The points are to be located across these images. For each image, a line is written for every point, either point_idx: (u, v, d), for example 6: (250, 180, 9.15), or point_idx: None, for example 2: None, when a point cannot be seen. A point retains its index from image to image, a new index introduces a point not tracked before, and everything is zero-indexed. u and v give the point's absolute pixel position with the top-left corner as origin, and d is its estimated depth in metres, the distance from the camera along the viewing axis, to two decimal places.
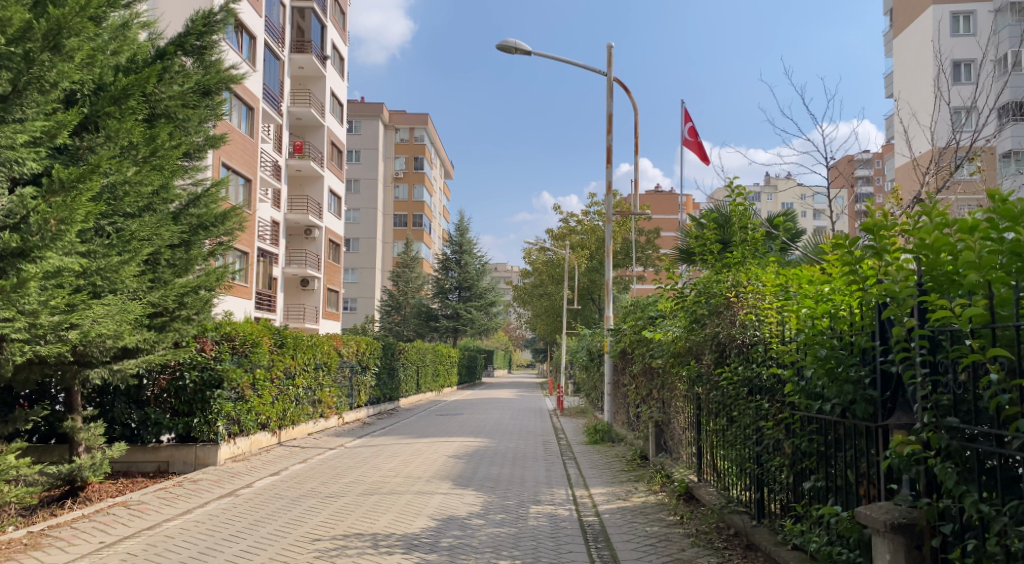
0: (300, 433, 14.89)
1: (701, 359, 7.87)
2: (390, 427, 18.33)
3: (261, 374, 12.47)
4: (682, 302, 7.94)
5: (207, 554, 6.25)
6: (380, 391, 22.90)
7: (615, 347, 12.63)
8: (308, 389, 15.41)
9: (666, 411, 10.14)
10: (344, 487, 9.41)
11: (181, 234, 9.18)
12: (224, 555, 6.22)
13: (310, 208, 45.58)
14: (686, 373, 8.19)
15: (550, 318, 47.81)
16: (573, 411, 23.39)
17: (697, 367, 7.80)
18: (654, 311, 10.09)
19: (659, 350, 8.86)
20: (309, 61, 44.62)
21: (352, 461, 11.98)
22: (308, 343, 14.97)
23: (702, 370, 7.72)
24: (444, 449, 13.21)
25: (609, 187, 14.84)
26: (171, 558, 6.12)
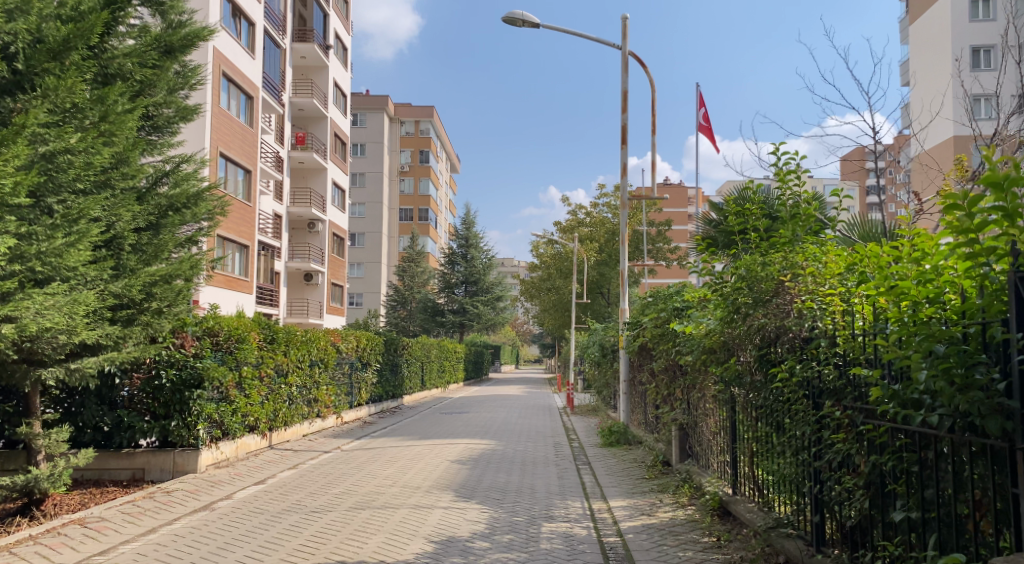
0: (294, 435, 13.89)
1: (740, 356, 6.86)
2: (392, 427, 17.37)
3: (248, 373, 11.53)
4: (718, 289, 6.92)
5: (218, 554, 6.23)
6: (382, 388, 21.96)
7: (632, 344, 11.63)
8: (302, 388, 14.41)
9: (693, 414, 9.12)
10: (333, 499, 8.45)
11: (146, 216, 8.22)
12: (235, 555, 6.19)
13: (313, 201, 44.65)
14: (721, 372, 7.19)
15: (559, 312, 46.73)
16: (583, 409, 22.43)
17: (736, 364, 6.77)
18: (680, 302, 9.06)
19: (688, 344, 7.83)
20: (311, 49, 43.64)
21: (347, 468, 10.99)
22: (302, 338, 14.03)
23: (741, 368, 6.70)
24: (447, 453, 12.21)
25: (625, 172, 13.82)
26: (183, 558, 6.09)
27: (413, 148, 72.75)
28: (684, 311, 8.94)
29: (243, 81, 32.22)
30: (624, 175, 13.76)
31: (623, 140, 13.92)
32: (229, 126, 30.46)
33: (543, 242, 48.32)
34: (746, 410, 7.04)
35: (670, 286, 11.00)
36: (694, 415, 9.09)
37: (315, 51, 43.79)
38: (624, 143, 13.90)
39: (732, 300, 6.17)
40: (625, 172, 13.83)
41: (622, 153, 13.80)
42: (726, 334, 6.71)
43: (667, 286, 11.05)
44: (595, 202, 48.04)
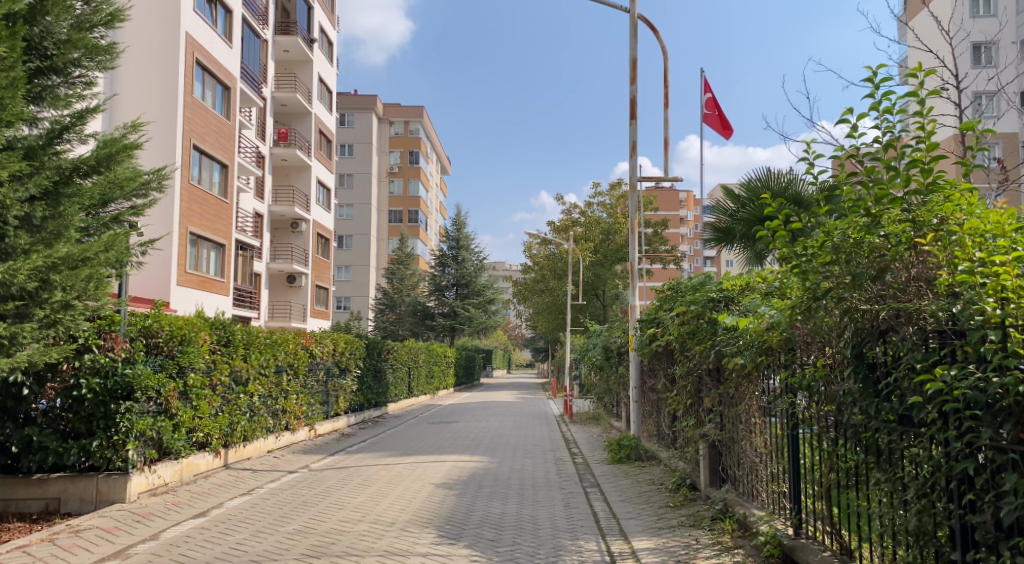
0: (257, 452, 12.07)
1: (816, 356, 5.16)
2: (372, 441, 15.57)
3: (196, 381, 9.76)
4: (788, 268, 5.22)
5: (230, 554, 6.34)
6: (364, 397, 20.17)
7: (650, 344, 10.01)
8: (266, 397, 12.60)
9: (733, 425, 7.40)
10: (284, 541, 6.70)
11: (37, 181, 6.38)
12: (248, 555, 6.30)
13: (296, 199, 42.82)
14: (788, 378, 5.48)
15: (553, 315, 45.19)
16: (584, 417, 20.69)
17: (819, 367, 5.08)
18: (718, 292, 7.34)
19: (741, 341, 6.14)
20: (294, 42, 41.90)
21: (312, 494, 9.26)
22: (266, 341, 12.32)
23: (821, 374, 5.00)
24: (432, 473, 10.48)
25: (635, 150, 12.20)
26: (196, 558, 6.22)
27: (402, 148, 70.99)
28: (727, 303, 7.24)
29: (220, 70, 30.36)
30: (635, 153, 12.14)
31: (631, 115, 12.38)
32: (203, 118, 28.66)
33: (536, 242, 46.48)
34: (818, 426, 5.36)
35: (693, 275, 9.36)
36: (735, 429, 7.37)
37: (298, 44, 41.96)
38: (632, 118, 12.34)
39: (820, 276, 4.45)
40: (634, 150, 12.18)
41: (630, 129, 12.22)
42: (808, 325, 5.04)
43: (688, 275, 9.40)
44: (590, 201, 46.51)
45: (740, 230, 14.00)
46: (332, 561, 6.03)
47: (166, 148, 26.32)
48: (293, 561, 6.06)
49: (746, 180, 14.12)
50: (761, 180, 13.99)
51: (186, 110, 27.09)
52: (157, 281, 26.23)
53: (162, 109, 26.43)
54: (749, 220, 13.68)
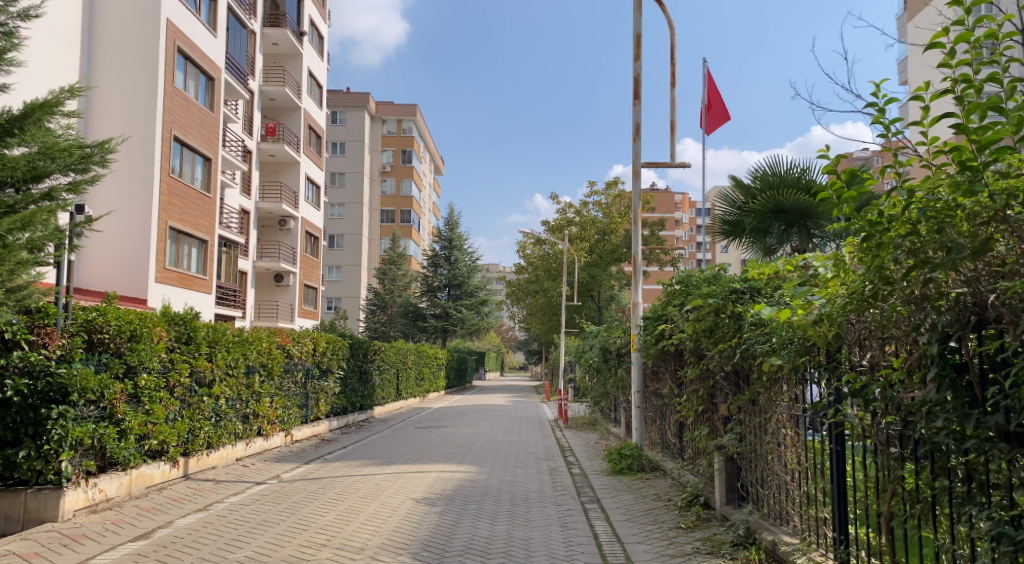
0: (223, 460, 11.00)
1: (883, 355, 4.15)
2: (354, 448, 14.50)
3: (147, 383, 8.65)
4: (846, 248, 4.18)
5: (221, 552, 6.31)
6: (347, 400, 19.13)
7: (658, 345, 9.00)
8: (234, 401, 11.53)
9: (758, 436, 6.41)
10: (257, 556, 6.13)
11: None
12: (239, 554, 6.25)
13: (284, 196, 41.74)
14: (844, 381, 4.47)
15: (546, 316, 44.27)
16: (579, 422, 19.72)
17: (886, 369, 4.09)
18: (742, 283, 6.33)
19: (774, 338, 5.15)
20: (284, 35, 40.86)
21: (277, 509, 8.23)
22: (234, 338, 11.29)
23: (891, 378, 4.00)
24: (414, 485, 9.49)
25: (638, 134, 11.30)
26: (185, 557, 6.15)
27: (395, 148, 69.92)
28: (752, 295, 6.20)
29: (204, 60, 29.26)
30: (638, 137, 11.24)
31: (634, 95, 11.48)
32: (185, 109, 27.59)
33: (530, 242, 45.47)
34: (877, 441, 4.36)
35: (706, 268, 8.37)
36: (761, 441, 6.39)
37: (287, 37, 40.93)
38: (636, 98, 11.44)
39: (894, 253, 3.43)
40: (637, 133, 11.27)
41: (634, 110, 11.31)
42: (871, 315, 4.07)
43: (700, 267, 8.40)
44: (585, 201, 45.63)
45: (750, 222, 13.12)
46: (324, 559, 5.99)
47: (142, 137, 25.34)
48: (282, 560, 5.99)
49: (757, 169, 13.21)
50: (773, 170, 13.10)
51: (166, 100, 26.01)
52: (117, 274, 25.19)
53: (142, 97, 25.43)
54: (759, 210, 12.80)
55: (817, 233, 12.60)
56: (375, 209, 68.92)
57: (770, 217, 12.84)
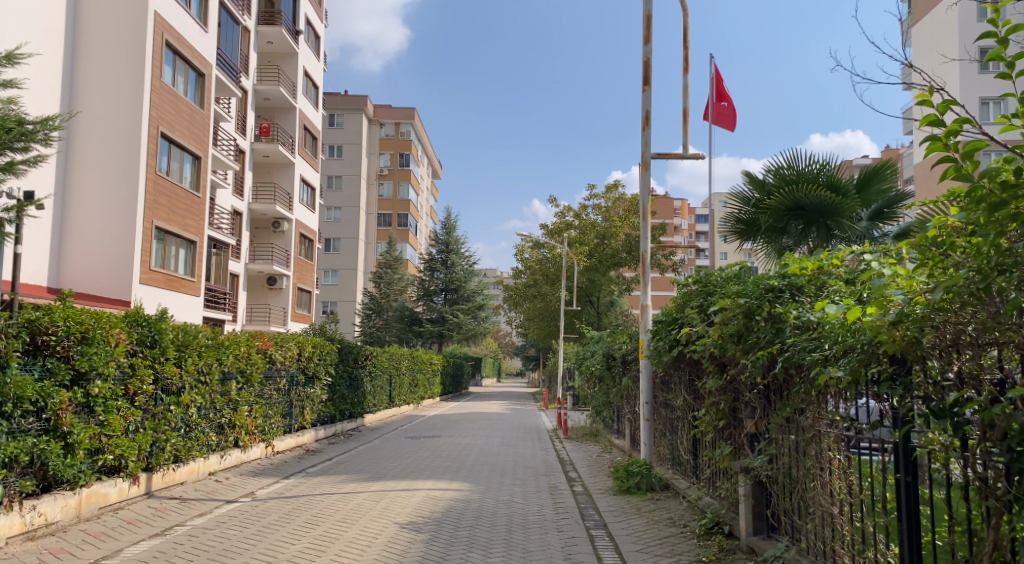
0: (193, 475, 10.05)
1: (988, 368, 3.26)
2: (340, 460, 13.57)
3: (100, 390, 7.70)
4: (945, 232, 3.27)
5: (228, 554, 6.52)
6: (335, 408, 18.18)
7: (675, 350, 8.08)
8: (207, 410, 10.59)
9: (797, 459, 5.52)
10: (265, 554, 6.52)
11: None
12: (244, 555, 6.48)
13: (277, 197, 40.83)
14: (935, 401, 3.54)
15: (545, 322, 43.43)
16: (579, 433, 18.81)
17: (993, 387, 3.21)
18: (782, 280, 5.40)
19: (831, 345, 4.25)
20: (279, 33, 40.03)
21: (248, 530, 7.46)
22: (207, 342, 10.39)
23: (1005, 400, 3.10)
24: (401, 504, 8.68)
25: (648, 122, 10.50)
26: (196, 557, 6.38)
27: (393, 151, 69.10)
28: (793, 295, 5.29)
29: (194, 55, 28.39)
30: (648, 125, 10.43)
31: (644, 81, 10.65)
32: (173, 105, 26.69)
33: (529, 246, 44.60)
34: (967, 476, 3.46)
35: (727, 268, 7.49)
36: (800, 464, 5.50)
37: (282, 36, 40.11)
38: (645, 84, 10.62)
39: None
40: (647, 121, 10.47)
41: (643, 97, 10.50)
42: (979, 312, 3.17)
43: (720, 267, 7.50)
44: (585, 205, 44.85)
45: (766, 221, 12.23)
46: (328, 560, 6.24)
47: (128, 134, 24.46)
48: (288, 560, 6.26)
49: (772, 164, 12.35)
50: (790, 164, 12.28)
51: (153, 96, 25.06)
52: (97, 275, 24.17)
53: (128, 92, 24.54)
54: (775, 208, 11.96)
55: (837, 233, 11.82)
56: (372, 212, 68.01)
57: (787, 215, 12.02)
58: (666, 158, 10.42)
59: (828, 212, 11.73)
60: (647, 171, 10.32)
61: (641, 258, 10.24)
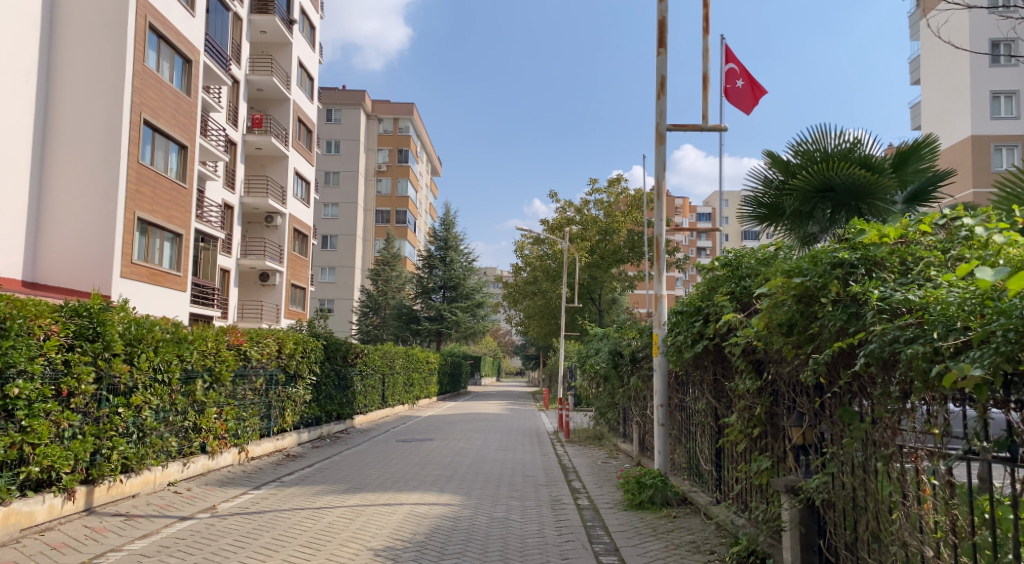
0: (148, 487, 8.87)
1: None
2: (320, 466, 12.39)
3: (21, 390, 6.52)
4: None
5: (220, 555, 6.35)
6: (321, 408, 16.99)
7: (700, 345, 6.89)
8: (166, 413, 9.39)
9: (864, 480, 4.46)
10: (257, 554, 6.35)
11: None
12: (237, 556, 6.31)
13: (270, 190, 39.54)
14: None
15: (545, 320, 42.24)
16: (582, 436, 17.62)
17: None
18: (858, 255, 4.18)
19: (952, 337, 3.09)
20: (272, 22, 38.79)
21: (208, 549, 6.55)
22: (164, 336, 9.19)
23: None
24: (381, 522, 7.60)
25: (664, 89, 9.33)
26: (185, 558, 6.21)
27: (391, 147, 67.85)
28: (868, 271, 4.10)
29: (180, 39, 27.16)
30: (664, 92, 9.27)
31: (659, 42, 9.44)
32: (157, 91, 25.45)
33: (529, 242, 43.37)
34: None
35: (761, 248, 6.37)
36: (867, 485, 4.45)
37: (276, 25, 38.93)
38: (661, 46, 9.43)
39: None
40: (663, 87, 9.30)
41: (658, 61, 9.32)
42: None
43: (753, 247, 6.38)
44: (586, 200, 43.77)
45: (791, 205, 11.03)
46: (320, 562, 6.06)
47: (107, 120, 23.26)
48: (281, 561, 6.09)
49: (798, 143, 11.22)
50: (818, 145, 11.08)
51: (135, 81, 23.85)
52: (77, 269, 23.04)
53: (109, 76, 23.36)
54: (802, 190, 10.70)
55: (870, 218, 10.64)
56: (370, 209, 66.78)
57: (814, 198, 10.76)
58: (685, 129, 9.23)
59: (862, 194, 10.50)
60: (662, 145, 9.14)
61: (655, 242, 8.99)
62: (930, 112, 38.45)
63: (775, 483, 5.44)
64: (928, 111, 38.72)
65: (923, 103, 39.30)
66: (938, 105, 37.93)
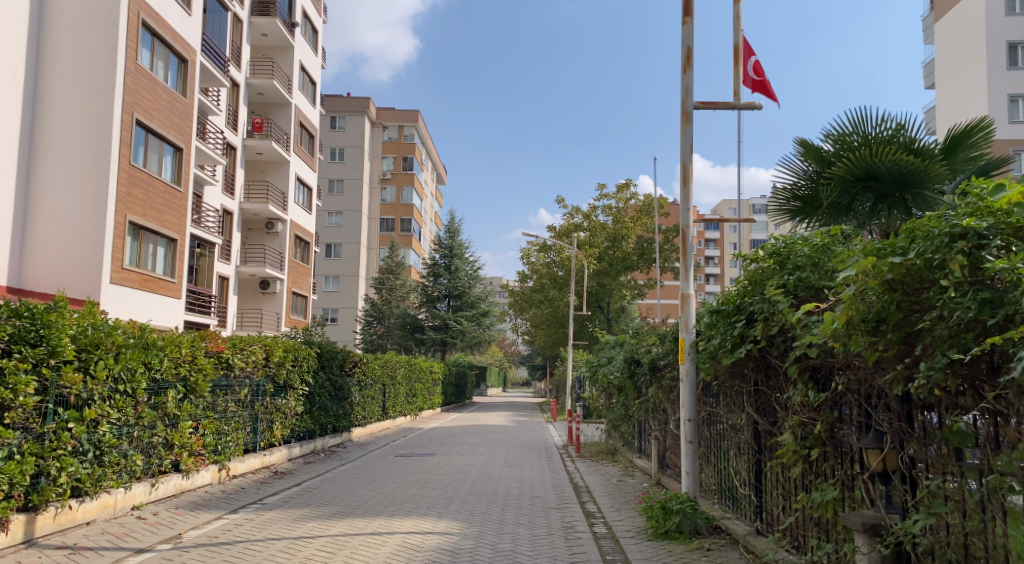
0: (106, 512, 7.81)
1: None
2: (311, 485, 11.37)
3: None
4: None
5: (246, 555, 6.72)
6: (315, 422, 15.91)
7: (743, 350, 5.80)
8: (129, 428, 8.32)
9: (985, 524, 3.40)
10: (282, 552, 6.76)
11: None
12: (262, 555, 6.70)
13: (271, 196, 38.63)
14: None
15: (552, 329, 41.02)
16: (594, 451, 16.45)
17: None
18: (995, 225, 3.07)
19: None
20: (273, 25, 37.94)
21: None
22: (127, 342, 8.14)
23: None
24: (369, 554, 6.65)
25: (689, 62, 8.30)
26: (216, 558, 6.60)
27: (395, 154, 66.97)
28: (1006, 246, 3.03)
29: (176, 39, 26.31)
30: (690, 67, 8.25)
31: (684, 12, 8.43)
32: (151, 91, 24.57)
33: (535, 249, 42.35)
34: None
35: (818, 235, 5.36)
36: (988, 529, 3.40)
37: (278, 28, 38.11)
38: (686, 15, 8.41)
39: None
40: (689, 61, 8.29)
41: (684, 31, 8.31)
42: None
43: (810, 235, 5.40)
44: (594, 205, 42.75)
45: (827, 196, 9.96)
46: (344, 560, 6.43)
47: (98, 121, 22.36)
48: (304, 560, 6.44)
49: (835, 129, 10.16)
50: (857, 131, 10.01)
51: (128, 79, 22.99)
52: (64, 275, 22.07)
53: (100, 73, 22.51)
54: (841, 178, 9.59)
55: (916, 210, 9.54)
56: (374, 217, 65.81)
57: (854, 187, 9.65)
58: (714, 106, 8.19)
59: (907, 182, 9.44)
60: (689, 124, 8.11)
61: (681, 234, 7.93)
62: (945, 118, 37.20)
63: (847, 522, 4.39)
64: (943, 116, 37.54)
65: (936, 109, 38.19)
66: (954, 110, 36.75)
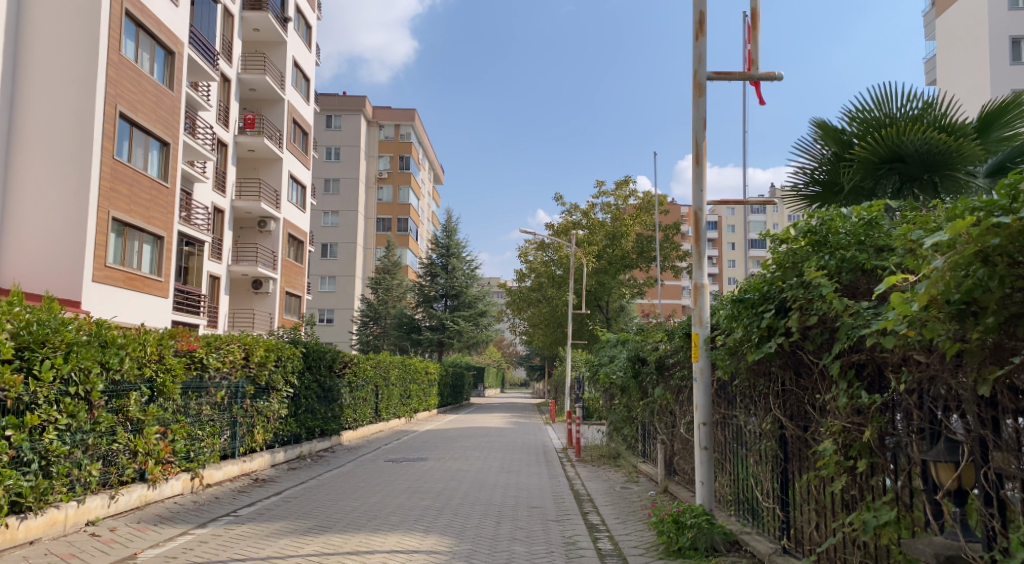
0: (54, 530, 6.98)
1: None
2: (292, 494, 10.56)
3: None
4: None
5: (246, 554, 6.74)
6: (301, 426, 15.09)
7: (773, 343, 4.99)
8: (82, 434, 7.50)
9: None
10: (280, 552, 6.77)
11: None
12: (263, 555, 6.70)
13: (263, 193, 37.77)
14: None
15: (551, 329, 40.20)
16: (596, 455, 15.63)
17: None
18: None
19: None
20: (265, 20, 37.12)
21: None
22: (78, 340, 7.32)
23: None
24: None
25: (702, 29, 7.53)
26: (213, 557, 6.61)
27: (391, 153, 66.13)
28: None
29: (162, 30, 25.50)
30: (703, 34, 7.47)
31: None
32: (137, 83, 23.76)
33: (533, 247, 41.59)
34: None
35: (863, 209, 4.58)
36: None
37: (270, 23, 37.32)
38: None
39: None
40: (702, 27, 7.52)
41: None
42: None
43: (852, 210, 4.62)
44: (593, 203, 41.95)
45: (847, 180, 9.17)
46: (338, 560, 6.37)
47: (79, 114, 21.51)
48: (302, 560, 6.40)
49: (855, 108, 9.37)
50: (880, 110, 9.22)
51: (110, 71, 22.16)
52: (43, 273, 21.25)
53: (81, 64, 21.67)
54: (863, 161, 8.82)
55: (945, 193, 8.76)
56: (370, 216, 64.92)
57: (879, 170, 8.86)
58: (729, 77, 7.40)
59: (936, 163, 8.65)
60: (701, 96, 7.32)
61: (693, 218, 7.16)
62: None
63: (914, 551, 3.60)
64: None
65: None
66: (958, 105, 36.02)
